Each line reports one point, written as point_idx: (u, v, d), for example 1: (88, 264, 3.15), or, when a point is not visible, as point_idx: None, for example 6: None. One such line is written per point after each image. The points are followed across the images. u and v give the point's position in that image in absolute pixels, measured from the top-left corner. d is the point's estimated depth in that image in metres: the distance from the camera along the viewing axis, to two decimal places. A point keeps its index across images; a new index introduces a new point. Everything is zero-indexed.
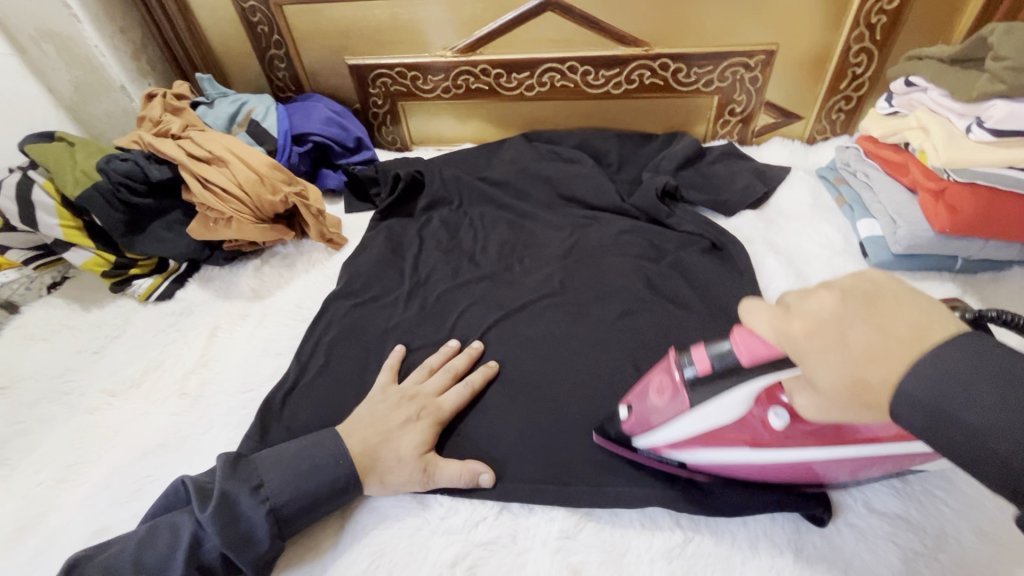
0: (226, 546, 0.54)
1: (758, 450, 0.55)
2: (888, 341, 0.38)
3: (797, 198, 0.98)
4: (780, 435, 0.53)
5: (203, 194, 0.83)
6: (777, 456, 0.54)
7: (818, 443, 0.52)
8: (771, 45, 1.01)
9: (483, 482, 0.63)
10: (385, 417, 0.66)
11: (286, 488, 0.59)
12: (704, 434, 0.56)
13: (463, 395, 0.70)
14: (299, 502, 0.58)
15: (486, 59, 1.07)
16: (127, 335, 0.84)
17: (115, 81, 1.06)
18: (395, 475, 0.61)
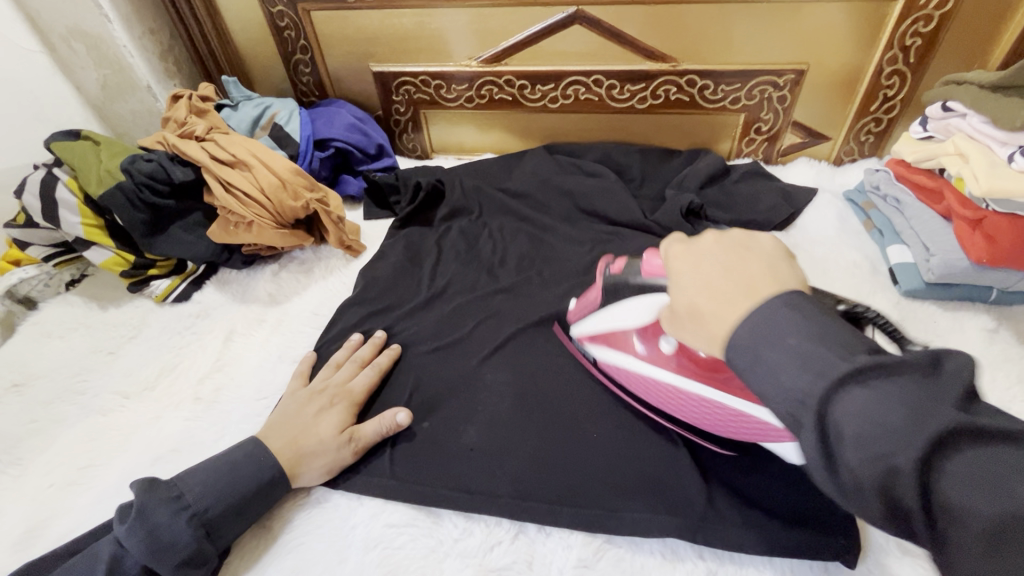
0: (150, 554, 0.54)
1: (649, 367, 0.64)
2: (734, 288, 0.42)
3: (823, 220, 0.96)
4: (670, 362, 0.61)
5: (225, 198, 0.82)
6: (662, 378, 0.63)
7: (693, 377, 0.60)
8: (801, 65, 0.99)
9: (401, 421, 0.67)
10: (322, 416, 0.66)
11: (210, 492, 0.58)
12: (602, 334, 0.70)
13: (370, 374, 0.73)
14: (225, 503, 0.58)
15: (510, 70, 1.07)
16: (142, 336, 0.83)
17: (141, 81, 1.06)
18: (318, 457, 0.63)
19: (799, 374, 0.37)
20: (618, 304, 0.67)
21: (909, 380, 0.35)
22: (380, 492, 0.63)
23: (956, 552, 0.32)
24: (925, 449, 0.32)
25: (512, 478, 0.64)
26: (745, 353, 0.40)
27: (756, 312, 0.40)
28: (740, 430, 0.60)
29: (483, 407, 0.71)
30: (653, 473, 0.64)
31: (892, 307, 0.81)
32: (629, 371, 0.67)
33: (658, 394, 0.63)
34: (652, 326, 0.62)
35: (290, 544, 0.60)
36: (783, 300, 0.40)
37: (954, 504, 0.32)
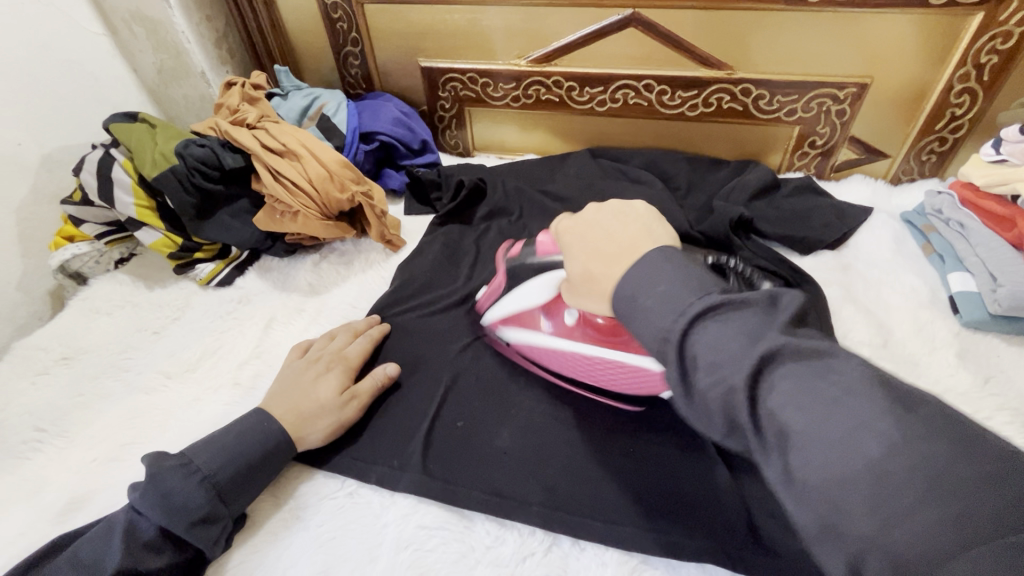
0: (166, 513, 0.55)
1: (554, 337, 0.69)
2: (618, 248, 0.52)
3: (878, 241, 0.92)
4: (570, 330, 0.67)
5: (273, 187, 0.83)
6: (564, 346, 0.68)
7: (595, 343, 0.65)
8: (864, 78, 0.95)
9: (390, 373, 0.72)
10: (311, 385, 0.68)
11: (226, 462, 0.59)
12: (511, 316, 0.74)
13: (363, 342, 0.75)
14: (236, 472, 0.59)
15: (559, 71, 1.05)
16: (186, 318, 0.85)
17: (196, 66, 1.08)
18: (321, 418, 0.66)
19: (666, 313, 0.43)
20: (520, 286, 0.72)
21: (754, 313, 0.41)
22: (412, 491, 0.63)
23: (791, 457, 0.35)
24: (758, 365, 0.38)
25: (546, 487, 0.62)
26: (624, 302, 0.47)
27: (644, 265, 0.47)
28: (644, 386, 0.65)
29: (519, 412, 0.70)
30: (692, 493, 0.62)
31: (952, 337, 0.77)
32: (536, 346, 0.72)
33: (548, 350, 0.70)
34: (555, 303, 0.68)
35: (320, 536, 0.60)
36: (664, 253, 0.47)
37: (778, 413, 0.36)
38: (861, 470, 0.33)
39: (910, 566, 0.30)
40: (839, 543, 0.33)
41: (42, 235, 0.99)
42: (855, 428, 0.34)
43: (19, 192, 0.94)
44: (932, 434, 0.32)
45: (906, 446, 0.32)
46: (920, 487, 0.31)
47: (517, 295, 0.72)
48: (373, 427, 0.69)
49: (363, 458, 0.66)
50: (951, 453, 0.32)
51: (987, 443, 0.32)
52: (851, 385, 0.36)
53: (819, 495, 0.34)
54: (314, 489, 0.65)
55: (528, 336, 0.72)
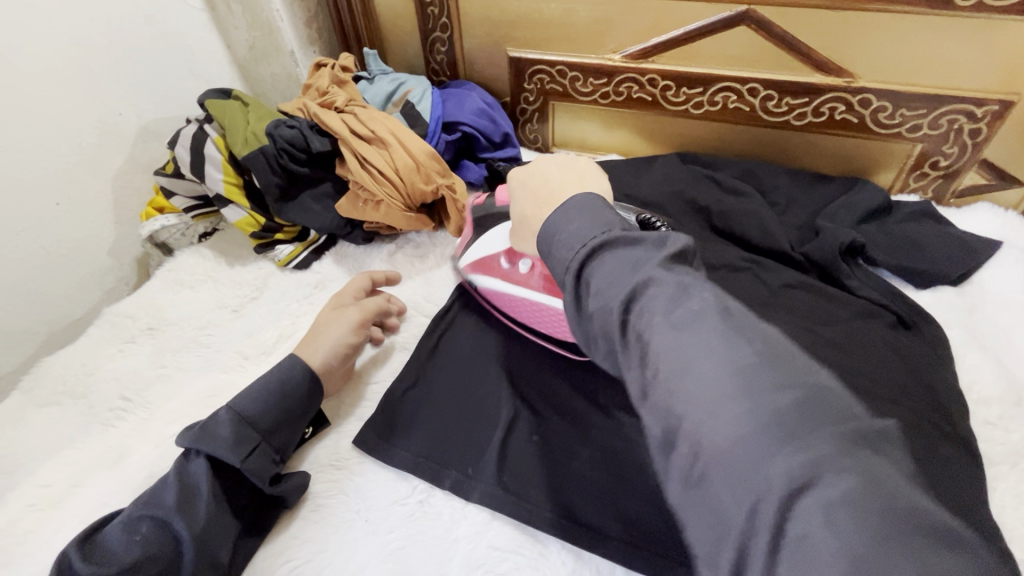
0: (199, 444, 0.58)
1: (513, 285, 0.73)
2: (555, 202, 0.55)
3: (1011, 281, 0.81)
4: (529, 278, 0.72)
5: (359, 173, 0.82)
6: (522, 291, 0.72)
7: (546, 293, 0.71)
8: (1010, 95, 0.84)
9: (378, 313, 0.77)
10: (325, 325, 0.73)
11: (250, 399, 0.63)
12: (480, 260, 0.77)
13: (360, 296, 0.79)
14: (259, 408, 0.62)
15: (656, 69, 0.99)
16: (264, 298, 0.85)
17: (286, 45, 1.08)
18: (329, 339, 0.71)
19: (568, 241, 0.47)
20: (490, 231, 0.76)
21: (642, 249, 0.44)
22: (486, 508, 0.60)
23: (646, 371, 0.40)
24: (634, 293, 0.42)
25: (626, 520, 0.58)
26: (548, 242, 0.50)
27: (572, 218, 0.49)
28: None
29: (599, 433, 0.65)
30: None
31: None
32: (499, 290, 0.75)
33: (488, 264, 0.76)
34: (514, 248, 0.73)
35: (390, 543, 0.58)
36: (582, 197, 0.50)
37: (644, 335, 0.40)
38: (703, 384, 0.37)
39: (718, 452, 0.34)
40: (676, 437, 0.37)
41: (134, 204, 1.02)
42: (705, 355, 0.37)
43: (116, 160, 0.97)
44: (766, 365, 0.36)
45: (744, 368, 0.36)
46: (758, 401, 0.35)
47: (484, 240, 0.77)
48: (443, 431, 0.67)
49: (434, 466, 0.64)
50: (766, 370, 0.36)
51: (808, 371, 0.36)
52: (730, 328, 0.39)
53: (661, 399, 0.38)
54: (385, 490, 0.63)
55: (494, 281, 0.75)
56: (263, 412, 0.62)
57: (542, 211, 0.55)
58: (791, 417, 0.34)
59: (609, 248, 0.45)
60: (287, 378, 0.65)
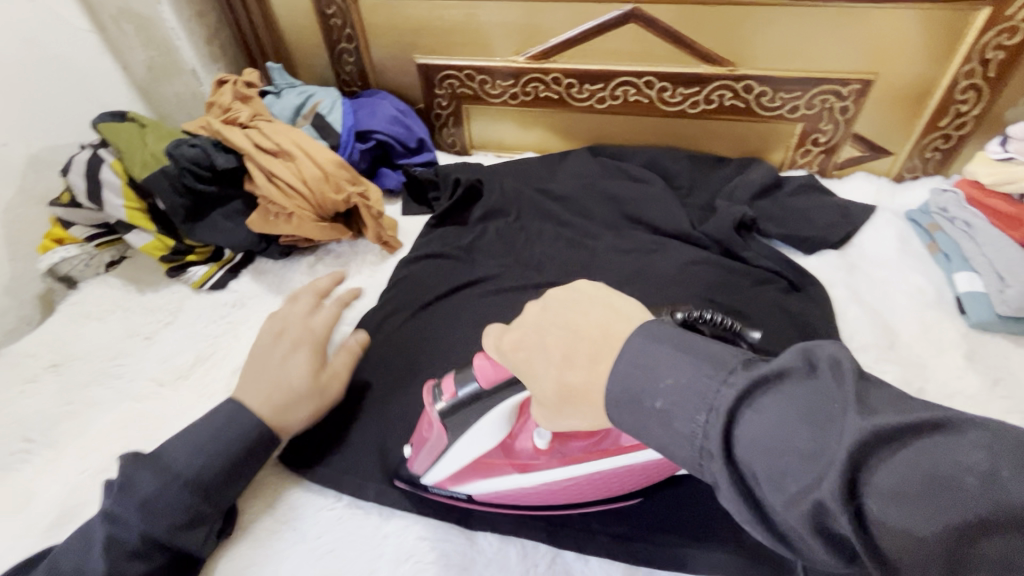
0: (144, 511, 0.54)
1: (525, 475, 0.56)
2: (589, 343, 0.40)
3: (884, 240, 0.90)
4: (546, 457, 0.56)
5: (267, 187, 0.81)
6: (538, 481, 0.56)
7: (580, 457, 0.54)
8: (868, 74, 0.94)
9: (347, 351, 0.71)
10: (265, 354, 0.68)
11: (198, 453, 0.58)
12: (469, 466, 0.58)
13: (302, 309, 0.75)
14: (211, 465, 0.58)
15: (559, 68, 1.03)
16: (178, 322, 0.83)
17: (186, 64, 1.09)
18: (303, 401, 0.65)
19: (618, 372, 0.38)
20: (467, 435, 0.55)
21: (716, 350, 0.36)
22: (413, 503, 0.61)
23: (774, 508, 0.32)
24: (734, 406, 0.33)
25: (547, 496, 0.61)
26: (628, 404, 0.38)
27: (618, 372, 0.38)
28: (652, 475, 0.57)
29: None
30: (696, 499, 0.60)
31: (959, 339, 0.76)
32: (507, 492, 0.58)
33: (486, 461, 0.58)
34: (514, 427, 0.57)
35: (317, 548, 0.59)
36: (637, 334, 0.39)
37: (751, 460, 0.32)
38: (851, 496, 0.29)
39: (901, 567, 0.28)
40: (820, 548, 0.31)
41: (30, 238, 0.97)
42: (818, 451, 0.30)
43: (5, 194, 0.92)
44: (885, 441, 0.29)
45: (866, 460, 0.29)
46: (880, 496, 0.28)
47: (460, 451, 0.56)
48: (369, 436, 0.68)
49: (359, 471, 0.64)
50: (905, 455, 0.29)
51: (944, 425, 0.29)
52: (818, 415, 0.31)
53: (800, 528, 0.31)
54: (311, 500, 0.63)
55: (494, 483, 0.57)
56: (215, 470, 0.58)
57: (590, 371, 0.39)
58: (949, 495, 0.27)
59: (692, 367, 0.36)
60: (238, 433, 0.60)
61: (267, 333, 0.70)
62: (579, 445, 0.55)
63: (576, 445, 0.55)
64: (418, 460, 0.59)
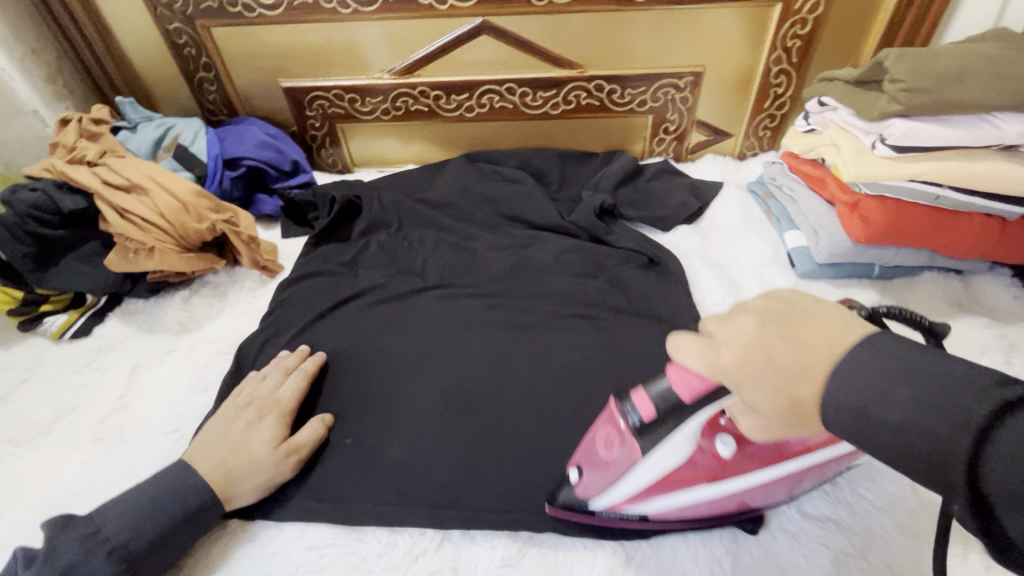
0: None
1: (715, 484, 0.54)
2: (806, 348, 0.37)
3: (729, 212, 1.01)
4: (728, 463, 0.53)
5: (121, 225, 0.79)
6: (729, 489, 0.54)
7: (762, 464, 0.52)
8: (698, 67, 1.05)
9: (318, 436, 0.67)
10: (225, 424, 0.65)
11: (131, 527, 0.55)
12: (659, 481, 0.54)
13: (297, 382, 0.70)
14: (148, 537, 0.55)
15: (424, 81, 1.07)
16: (36, 377, 0.78)
17: (26, 104, 1.00)
18: (251, 479, 0.61)
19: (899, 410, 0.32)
20: (659, 451, 0.51)
21: None
22: (301, 516, 0.62)
23: None
24: None
25: (431, 485, 0.64)
26: (848, 415, 0.34)
27: (822, 376, 0.35)
28: (773, 487, 0.55)
29: (409, 418, 0.70)
30: (569, 466, 0.64)
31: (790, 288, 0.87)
32: (694, 504, 0.56)
33: (671, 478, 0.54)
34: (698, 445, 0.52)
35: None
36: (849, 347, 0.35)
37: None
38: None
39: None
40: None
41: None
42: None
43: None
44: None
45: None
46: None
47: (654, 462, 0.52)
48: None
49: None
50: None
51: None
52: None
53: None
54: None
55: (687, 494, 0.55)
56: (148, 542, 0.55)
57: (803, 365, 0.37)
58: None
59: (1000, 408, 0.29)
60: (176, 502, 0.58)
61: (228, 403, 0.68)
62: (744, 448, 0.52)
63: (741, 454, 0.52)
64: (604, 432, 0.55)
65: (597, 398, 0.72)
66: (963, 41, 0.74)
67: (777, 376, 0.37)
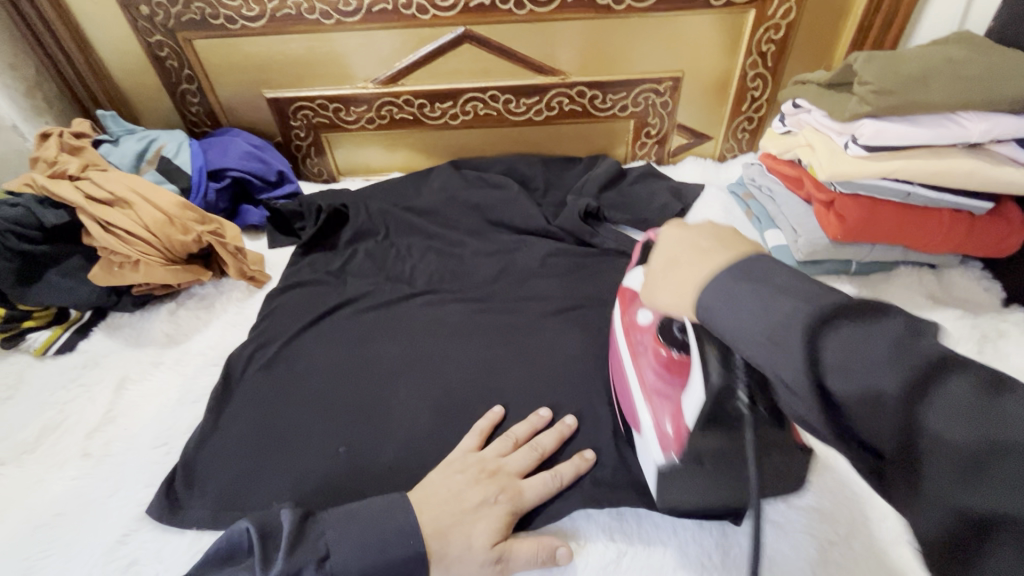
0: None
1: (624, 332, 0.69)
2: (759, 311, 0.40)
3: (711, 213, 1.03)
4: (640, 330, 0.67)
5: (104, 238, 0.78)
6: (623, 344, 0.68)
7: (645, 349, 0.64)
8: (676, 72, 1.07)
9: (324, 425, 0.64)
10: (462, 493, 0.59)
11: None
12: (621, 291, 0.73)
13: (549, 484, 0.62)
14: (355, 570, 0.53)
15: (408, 90, 1.08)
16: (19, 395, 0.77)
17: (5, 119, 0.99)
18: None
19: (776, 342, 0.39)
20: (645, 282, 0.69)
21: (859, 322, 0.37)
22: None
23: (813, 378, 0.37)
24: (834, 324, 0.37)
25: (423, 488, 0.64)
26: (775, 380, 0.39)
27: (708, 283, 0.44)
28: (627, 401, 0.65)
29: (400, 424, 0.71)
30: None
31: None
32: (613, 329, 0.72)
33: (626, 303, 0.71)
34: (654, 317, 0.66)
35: None
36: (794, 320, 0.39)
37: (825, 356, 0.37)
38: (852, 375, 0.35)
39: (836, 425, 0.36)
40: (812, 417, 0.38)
41: None
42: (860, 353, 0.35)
43: None
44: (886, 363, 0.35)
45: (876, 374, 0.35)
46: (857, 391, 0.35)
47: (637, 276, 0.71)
48: (251, 473, 0.67)
49: (236, 508, 0.64)
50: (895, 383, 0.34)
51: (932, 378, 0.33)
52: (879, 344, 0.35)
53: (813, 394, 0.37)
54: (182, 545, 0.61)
55: (616, 317, 0.72)
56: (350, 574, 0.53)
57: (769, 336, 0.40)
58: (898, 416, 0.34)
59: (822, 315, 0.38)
60: None
61: None
62: (674, 382, 0.61)
63: (659, 374, 0.62)
64: (632, 287, 0.71)
65: (586, 398, 0.73)
66: (929, 44, 0.77)
67: (683, 270, 0.47)
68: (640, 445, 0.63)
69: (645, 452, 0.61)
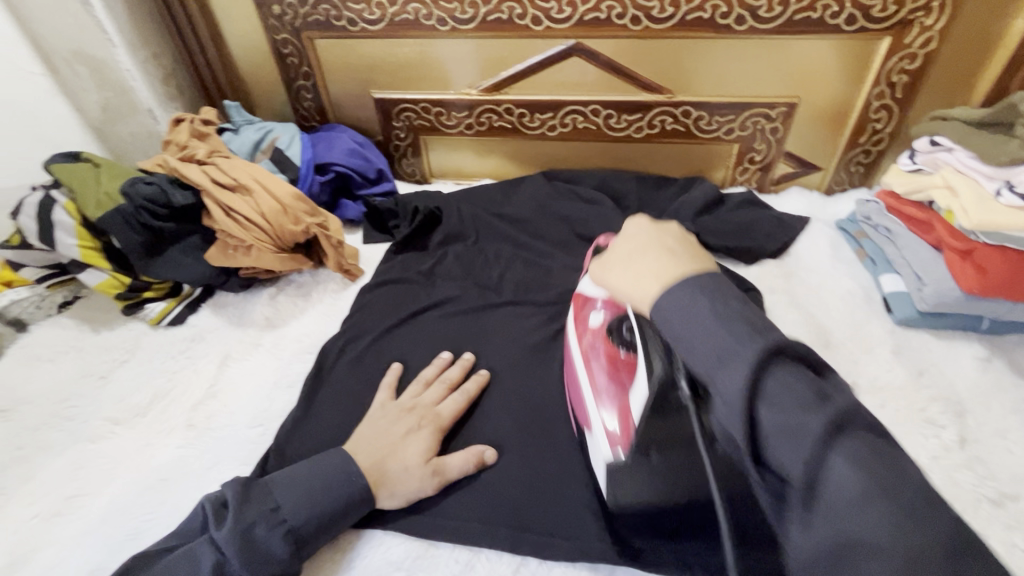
0: (251, 568, 0.53)
1: (580, 323, 0.70)
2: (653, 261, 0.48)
3: (818, 249, 0.97)
4: (593, 331, 0.67)
5: (226, 222, 0.84)
6: (576, 345, 0.69)
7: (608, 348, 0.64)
8: (792, 98, 1.02)
9: (486, 459, 0.66)
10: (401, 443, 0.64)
11: (303, 508, 0.57)
12: (574, 297, 0.74)
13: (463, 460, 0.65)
14: (315, 520, 0.57)
15: (510, 99, 1.09)
16: (135, 359, 0.82)
17: (143, 104, 1.07)
18: (402, 484, 0.61)
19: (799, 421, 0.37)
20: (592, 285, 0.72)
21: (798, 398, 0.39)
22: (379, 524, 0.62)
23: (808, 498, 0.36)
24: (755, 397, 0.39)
25: (504, 502, 0.63)
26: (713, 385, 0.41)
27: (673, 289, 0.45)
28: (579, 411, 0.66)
29: (483, 436, 0.70)
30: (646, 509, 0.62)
31: (887, 335, 0.81)
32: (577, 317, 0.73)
33: (581, 308, 0.72)
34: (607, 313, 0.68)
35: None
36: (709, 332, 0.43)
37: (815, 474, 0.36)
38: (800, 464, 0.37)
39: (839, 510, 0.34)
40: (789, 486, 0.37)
41: None
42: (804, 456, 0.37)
43: None
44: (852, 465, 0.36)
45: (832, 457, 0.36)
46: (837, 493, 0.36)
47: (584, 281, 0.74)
48: None
49: None
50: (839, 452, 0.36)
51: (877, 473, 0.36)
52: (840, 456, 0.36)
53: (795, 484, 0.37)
54: None
55: (572, 331, 0.71)
56: (314, 522, 0.57)
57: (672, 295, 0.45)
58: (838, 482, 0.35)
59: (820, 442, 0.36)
60: (343, 490, 0.59)
61: (393, 404, 0.69)
62: (621, 386, 0.61)
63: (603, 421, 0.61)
64: (586, 290, 0.73)
65: None
66: None
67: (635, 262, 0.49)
68: (592, 442, 0.63)
69: (597, 447, 0.61)
